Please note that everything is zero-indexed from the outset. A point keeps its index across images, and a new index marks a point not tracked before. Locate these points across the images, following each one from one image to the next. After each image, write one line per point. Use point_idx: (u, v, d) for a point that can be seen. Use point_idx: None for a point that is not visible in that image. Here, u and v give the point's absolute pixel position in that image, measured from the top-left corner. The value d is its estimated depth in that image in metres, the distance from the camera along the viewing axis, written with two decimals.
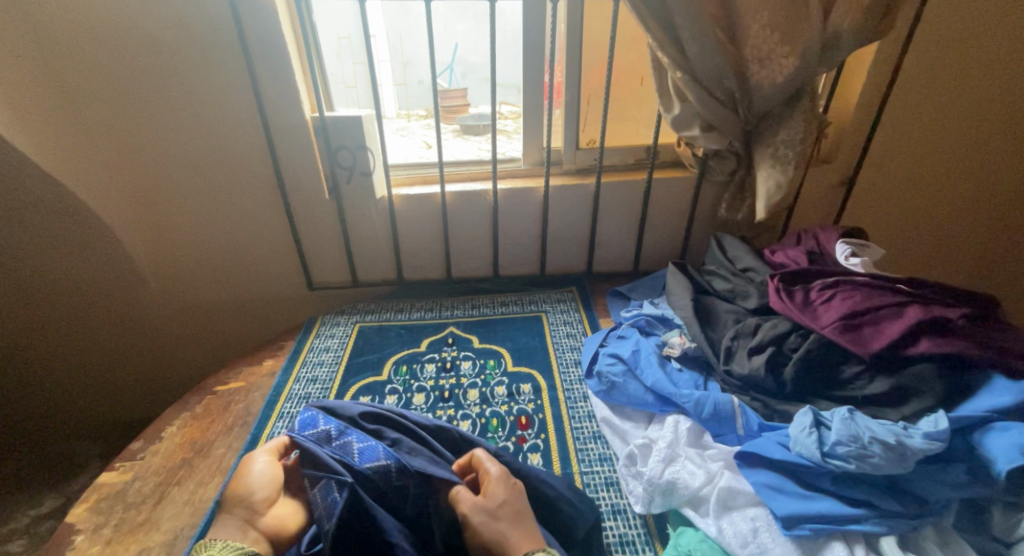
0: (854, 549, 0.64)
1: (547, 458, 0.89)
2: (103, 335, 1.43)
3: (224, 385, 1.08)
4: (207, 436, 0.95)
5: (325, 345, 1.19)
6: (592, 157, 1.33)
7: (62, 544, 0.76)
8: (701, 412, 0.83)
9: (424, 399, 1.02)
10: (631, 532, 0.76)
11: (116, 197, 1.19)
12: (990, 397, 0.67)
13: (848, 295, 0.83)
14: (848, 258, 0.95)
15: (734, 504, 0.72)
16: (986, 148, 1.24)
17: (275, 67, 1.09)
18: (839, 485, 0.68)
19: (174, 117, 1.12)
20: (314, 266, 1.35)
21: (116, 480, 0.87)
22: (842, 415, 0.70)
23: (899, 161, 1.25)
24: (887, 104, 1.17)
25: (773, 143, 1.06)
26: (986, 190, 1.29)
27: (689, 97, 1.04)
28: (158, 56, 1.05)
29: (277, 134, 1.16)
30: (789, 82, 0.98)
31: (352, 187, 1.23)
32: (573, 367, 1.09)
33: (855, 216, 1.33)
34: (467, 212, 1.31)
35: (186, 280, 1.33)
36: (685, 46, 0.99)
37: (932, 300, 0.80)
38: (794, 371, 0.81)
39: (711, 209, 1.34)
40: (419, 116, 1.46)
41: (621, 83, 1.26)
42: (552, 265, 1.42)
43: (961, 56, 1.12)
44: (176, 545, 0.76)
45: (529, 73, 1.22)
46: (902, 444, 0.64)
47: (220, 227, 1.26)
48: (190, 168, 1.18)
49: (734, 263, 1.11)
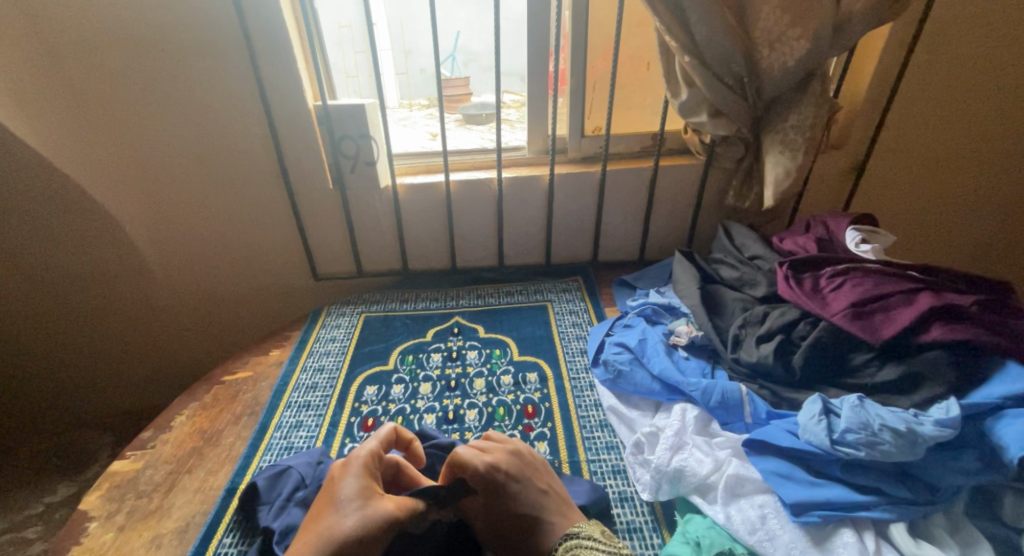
0: (863, 535, 0.64)
1: (554, 446, 0.89)
2: (110, 326, 1.44)
3: (232, 374, 1.09)
4: (217, 425, 0.96)
5: (331, 335, 1.20)
6: (598, 145, 1.32)
7: (76, 531, 0.77)
8: (709, 400, 0.83)
9: (431, 389, 1.02)
10: (639, 519, 0.76)
11: (121, 189, 1.19)
12: (1002, 384, 0.66)
13: (859, 282, 0.82)
14: (858, 245, 0.94)
15: (742, 492, 0.71)
16: (999, 131, 1.21)
17: (277, 56, 1.08)
18: (849, 472, 0.68)
19: (177, 108, 1.11)
20: (319, 257, 1.35)
21: (128, 468, 0.87)
22: (852, 402, 0.70)
23: (910, 147, 1.23)
24: (899, 88, 1.15)
25: (782, 128, 1.04)
26: (999, 174, 1.27)
27: (697, 82, 1.03)
28: (160, 45, 1.05)
29: (280, 123, 1.15)
30: (800, 64, 0.96)
31: (356, 177, 1.22)
32: (579, 356, 1.09)
33: (866, 202, 1.31)
34: (472, 202, 1.31)
35: (192, 271, 1.34)
36: (693, 29, 0.98)
37: (944, 285, 0.79)
38: (802, 359, 0.80)
39: (718, 196, 1.32)
40: (420, 106, 1.45)
41: (627, 69, 1.25)
42: (558, 254, 1.41)
43: (977, 40, 1.10)
44: (188, 532, 0.76)
45: (534, 62, 1.21)
46: (913, 432, 0.63)
47: (226, 218, 1.26)
48: (194, 159, 1.17)
49: (742, 251, 1.10)
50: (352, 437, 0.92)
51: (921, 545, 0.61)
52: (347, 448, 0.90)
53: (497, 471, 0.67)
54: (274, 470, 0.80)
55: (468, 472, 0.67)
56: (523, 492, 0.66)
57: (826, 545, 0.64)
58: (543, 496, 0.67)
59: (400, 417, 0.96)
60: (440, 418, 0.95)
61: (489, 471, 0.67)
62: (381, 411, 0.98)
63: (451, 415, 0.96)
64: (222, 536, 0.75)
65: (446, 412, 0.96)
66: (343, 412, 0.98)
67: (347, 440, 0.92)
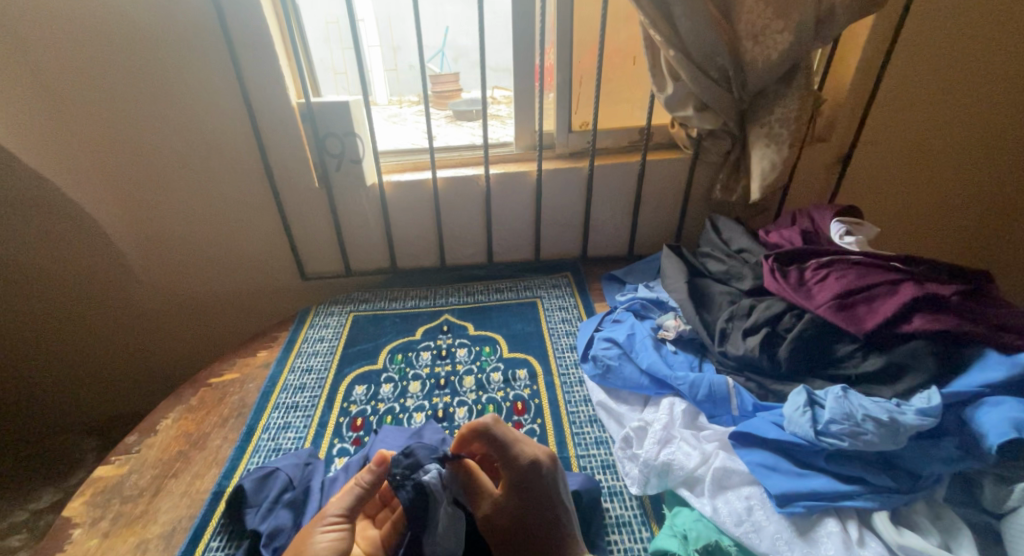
0: (847, 525, 0.65)
1: (544, 443, 0.89)
2: (92, 329, 1.42)
3: (219, 377, 1.08)
4: (203, 428, 0.95)
5: (320, 335, 1.19)
6: (585, 140, 1.32)
7: (59, 538, 0.76)
8: (696, 393, 0.83)
9: (421, 387, 1.02)
10: (627, 513, 0.76)
11: (101, 190, 1.17)
12: (983, 371, 0.67)
13: (843, 274, 0.83)
14: (843, 237, 0.95)
15: (729, 483, 0.72)
16: (982, 121, 1.22)
17: (259, 54, 1.07)
18: (833, 462, 0.69)
19: (158, 106, 1.09)
20: (307, 257, 1.34)
21: (112, 473, 0.86)
22: (836, 393, 0.70)
23: (894, 139, 1.24)
24: (883, 81, 1.16)
25: (767, 122, 1.04)
26: (983, 163, 1.28)
27: (682, 76, 1.03)
28: (139, 43, 1.03)
29: (264, 121, 1.14)
30: (784, 58, 0.96)
31: (341, 175, 1.20)
32: (568, 352, 1.09)
33: (852, 194, 1.32)
34: (460, 198, 1.30)
35: (177, 272, 1.32)
36: (678, 23, 0.98)
37: (927, 276, 0.80)
38: (788, 351, 0.81)
39: (706, 189, 1.32)
40: (411, 103, 1.48)
41: (614, 64, 1.24)
42: (547, 250, 1.41)
43: (957, 32, 1.11)
44: (174, 536, 0.76)
45: (520, 57, 1.20)
46: (895, 421, 0.64)
47: (210, 218, 1.24)
48: (177, 160, 1.16)
49: (729, 245, 1.10)
50: (341, 438, 0.92)
51: (903, 533, 0.61)
52: (335, 449, 0.89)
53: (542, 466, 0.66)
54: (261, 472, 0.79)
55: (509, 456, 0.67)
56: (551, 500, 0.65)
57: (811, 535, 0.65)
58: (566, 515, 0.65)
59: (389, 417, 0.95)
60: (430, 416, 0.95)
61: (533, 467, 0.66)
62: (370, 411, 0.97)
63: (441, 413, 0.95)
64: (209, 539, 0.75)
65: (436, 411, 0.96)
66: (332, 412, 0.97)
67: (336, 440, 0.91)
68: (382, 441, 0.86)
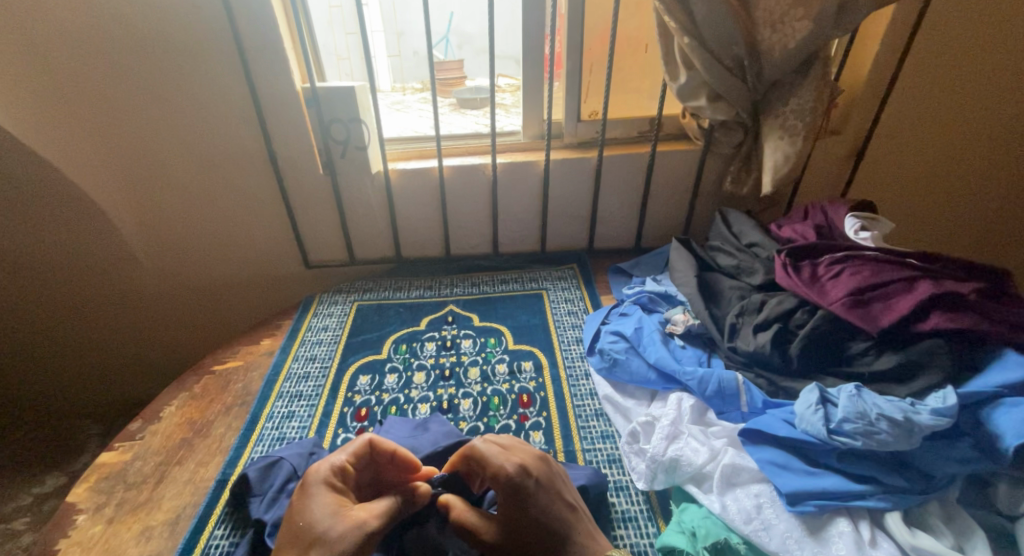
0: (859, 525, 0.64)
1: (549, 435, 0.88)
2: (94, 315, 1.41)
3: (222, 364, 1.07)
4: (207, 416, 0.94)
5: (324, 324, 1.18)
6: (594, 130, 1.29)
7: (64, 524, 0.76)
8: (705, 389, 0.82)
9: (426, 378, 1.01)
10: (634, 508, 0.76)
11: (103, 174, 1.15)
12: (1000, 373, 0.66)
13: (858, 270, 0.81)
14: (857, 232, 0.93)
15: (738, 481, 0.71)
16: (1000, 115, 1.20)
17: (263, 37, 1.04)
18: (845, 461, 0.68)
19: (159, 89, 1.07)
20: (311, 245, 1.33)
21: (116, 459, 0.86)
22: (850, 391, 0.69)
23: (909, 132, 1.21)
24: (900, 74, 1.13)
25: (782, 113, 1.02)
26: (998, 158, 1.26)
27: (696, 65, 1.00)
28: (139, 23, 1.00)
29: (268, 106, 1.12)
30: (802, 47, 0.93)
31: (347, 162, 1.19)
32: (574, 344, 1.08)
33: (864, 187, 1.29)
34: (466, 188, 1.28)
35: (179, 259, 1.31)
36: (693, 9, 0.95)
37: (946, 274, 0.78)
38: (800, 347, 0.80)
39: (716, 182, 1.30)
40: (415, 90, 1.46)
41: (625, 51, 1.21)
42: (553, 241, 1.40)
43: (979, 22, 1.08)
44: (179, 524, 0.76)
45: (528, 44, 1.17)
46: (909, 421, 0.63)
47: (213, 204, 1.22)
48: (180, 144, 1.14)
49: (740, 238, 1.08)
50: (345, 428, 0.91)
51: (916, 534, 0.60)
52: (339, 439, 0.88)
53: (530, 474, 0.63)
54: (265, 462, 0.78)
55: (490, 471, 0.63)
56: (553, 505, 0.62)
57: (821, 534, 0.64)
58: (574, 513, 0.63)
59: (393, 408, 0.95)
60: (435, 408, 0.94)
61: (520, 474, 0.62)
62: (374, 401, 0.96)
63: (446, 404, 0.95)
64: (213, 528, 0.74)
65: (441, 402, 0.95)
66: (336, 402, 0.97)
67: (340, 430, 0.91)
68: (387, 431, 0.85)
